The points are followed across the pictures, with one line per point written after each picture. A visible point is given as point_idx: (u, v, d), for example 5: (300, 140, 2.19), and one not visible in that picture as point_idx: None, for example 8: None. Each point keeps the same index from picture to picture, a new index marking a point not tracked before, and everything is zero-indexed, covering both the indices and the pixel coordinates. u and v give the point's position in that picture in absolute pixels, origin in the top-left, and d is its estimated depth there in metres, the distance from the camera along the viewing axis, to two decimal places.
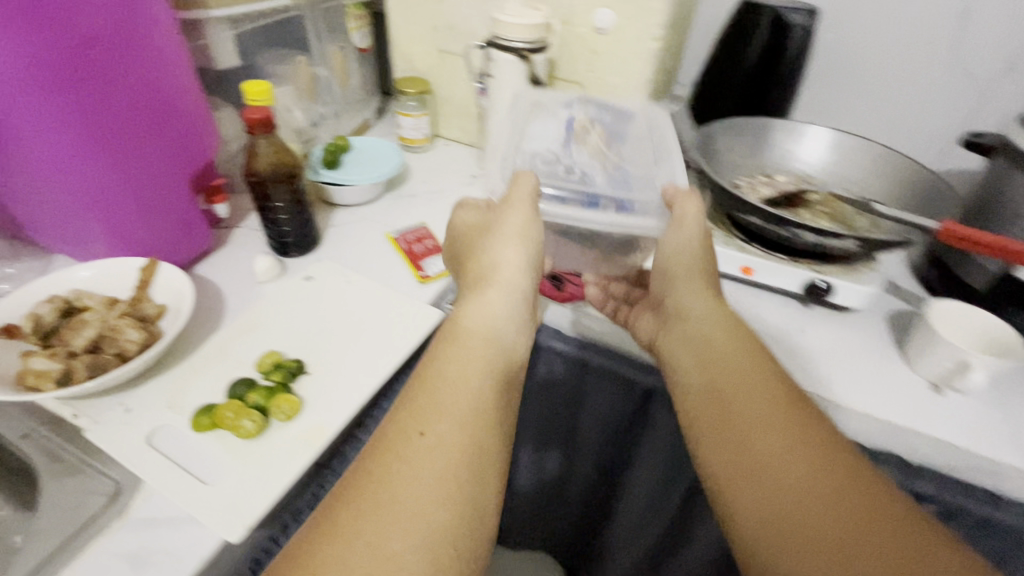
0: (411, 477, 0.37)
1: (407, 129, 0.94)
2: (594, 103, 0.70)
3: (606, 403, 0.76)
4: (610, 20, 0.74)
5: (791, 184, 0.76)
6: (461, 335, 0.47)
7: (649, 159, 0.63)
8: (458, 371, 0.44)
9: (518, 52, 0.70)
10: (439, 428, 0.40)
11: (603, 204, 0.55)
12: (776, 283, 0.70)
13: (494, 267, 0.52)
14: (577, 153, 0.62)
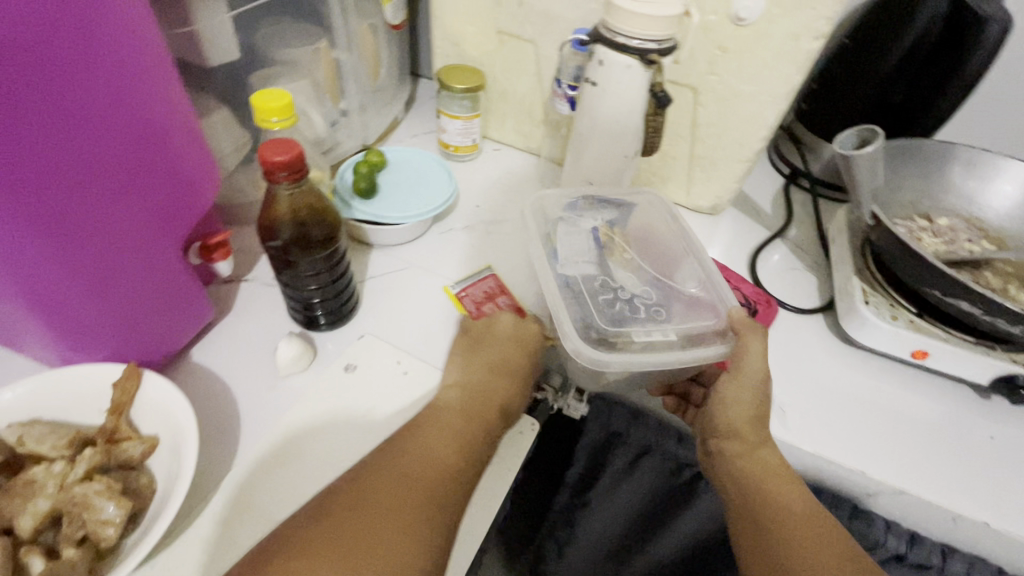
0: (360, 532, 0.36)
1: (452, 133, 0.73)
2: (601, 199, 0.56)
3: (652, 508, 0.66)
4: (756, 7, 0.54)
5: (958, 231, 0.60)
6: (454, 402, 0.45)
7: (683, 254, 0.53)
8: (437, 434, 0.42)
9: (641, 55, 0.50)
10: (395, 483, 0.39)
11: (667, 335, 0.47)
12: (957, 371, 0.54)
13: (509, 343, 0.49)
14: (619, 274, 0.51)
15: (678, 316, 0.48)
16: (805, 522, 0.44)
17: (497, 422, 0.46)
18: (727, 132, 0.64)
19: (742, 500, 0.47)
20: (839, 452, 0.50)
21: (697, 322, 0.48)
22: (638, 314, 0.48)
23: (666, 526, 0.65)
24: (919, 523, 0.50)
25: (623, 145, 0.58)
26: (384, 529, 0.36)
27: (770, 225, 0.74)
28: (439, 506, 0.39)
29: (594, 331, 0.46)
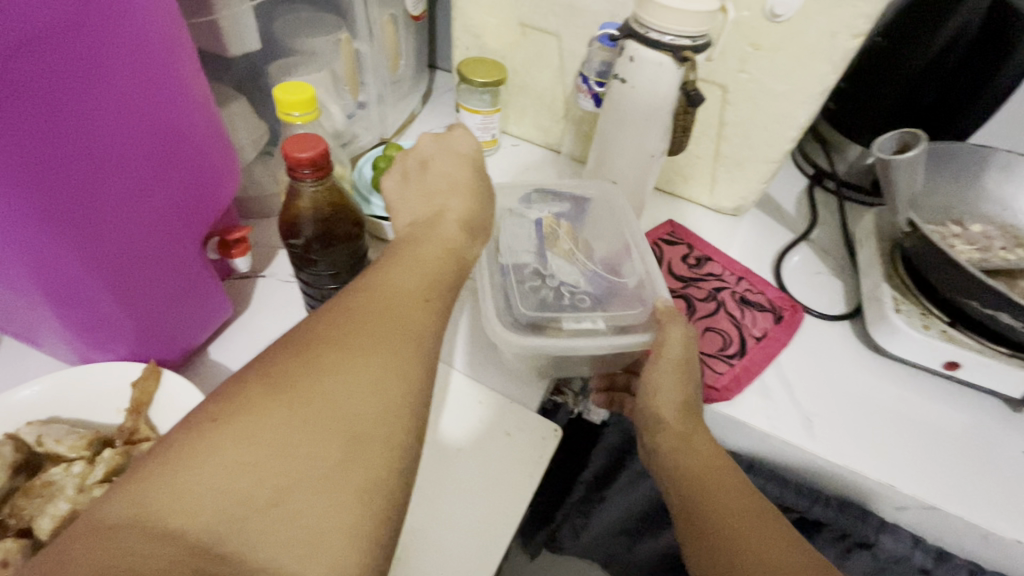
0: (339, 357, 0.30)
1: (471, 128, 0.72)
2: (553, 191, 0.58)
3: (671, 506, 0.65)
4: (792, 3, 0.52)
5: (992, 239, 0.59)
6: (416, 239, 0.39)
7: (621, 249, 0.54)
8: (406, 264, 0.36)
9: (675, 52, 0.48)
10: (360, 315, 0.32)
11: (596, 322, 0.48)
12: (989, 384, 0.53)
13: (454, 177, 0.44)
14: (557, 265, 0.51)
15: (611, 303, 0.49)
16: (730, 499, 0.42)
17: (464, 239, 0.41)
18: (756, 131, 0.62)
19: (675, 482, 0.45)
20: (867, 464, 0.49)
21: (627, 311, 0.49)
22: (566, 302, 0.49)
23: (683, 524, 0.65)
24: (948, 540, 0.49)
25: (650, 143, 0.56)
26: (367, 353, 0.30)
27: (794, 227, 0.72)
28: (424, 327, 0.33)
29: (516, 316, 0.47)
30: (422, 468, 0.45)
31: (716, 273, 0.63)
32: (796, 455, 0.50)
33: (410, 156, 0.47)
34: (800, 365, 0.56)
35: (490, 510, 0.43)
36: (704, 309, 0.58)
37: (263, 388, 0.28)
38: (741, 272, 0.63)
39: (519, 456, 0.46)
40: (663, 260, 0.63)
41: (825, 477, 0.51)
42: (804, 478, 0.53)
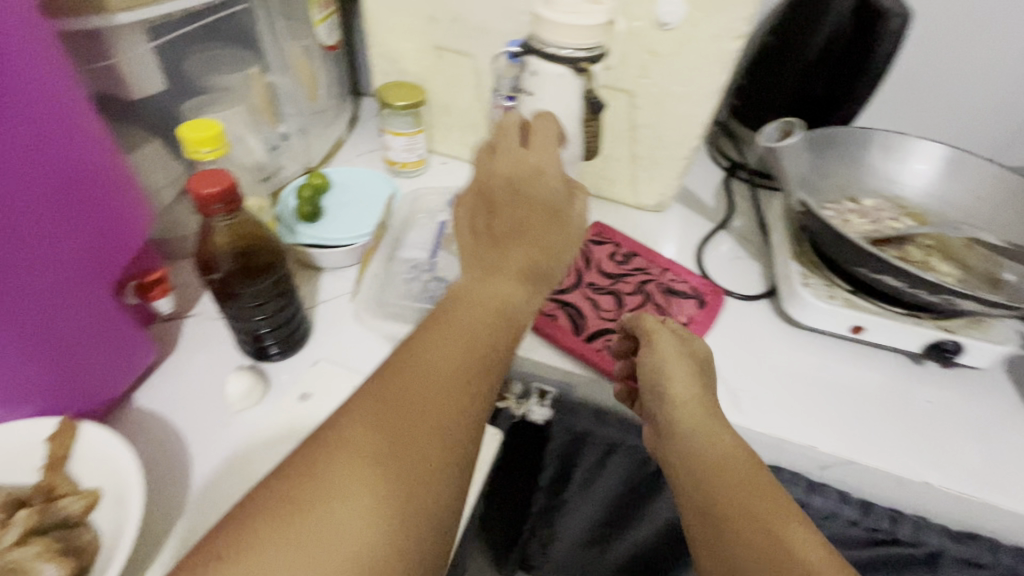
0: (373, 448, 0.33)
1: (397, 150, 0.73)
2: None
3: (624, 495, 0.67)
4: (678, 11, 0.56)
5: (882, 212, 0.64)
6: (472, 296, 0.41)
7: None
8: (449, 339, 0.38)
9: (573, 64, 0.51)
10: (399, 408, 0.34)
11: None
12: (893, 343, 0.57)
13: (530, 217, 0.43)
14: (444, 261, 0.53)
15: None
16: (756, 493, 0.38)
17: (517, 297, 0.42)
18: (665, 133, 0.66)
19: (683, 462, 0.43)
20: (791, 431, 0.52)
21: None
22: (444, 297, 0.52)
23: (637, 510, 0.68)
24: (871, 492, 0.52)
25: (564, 149, 0.59)
26: (396, 446, 0.33)
27: (713, 218, 0.77)
28: (464, 415, 0.36)
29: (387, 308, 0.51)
30: None
31: (642, 268, 0.66)
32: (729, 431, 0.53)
33: (491, 180, 0.45)
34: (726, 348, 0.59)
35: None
36: (633, 303, 0.61)
37: (307, 486, 0.31)
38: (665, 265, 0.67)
39: None
40: (592, 261, 0.66)
41: (758, 446, 0.53)
42: None
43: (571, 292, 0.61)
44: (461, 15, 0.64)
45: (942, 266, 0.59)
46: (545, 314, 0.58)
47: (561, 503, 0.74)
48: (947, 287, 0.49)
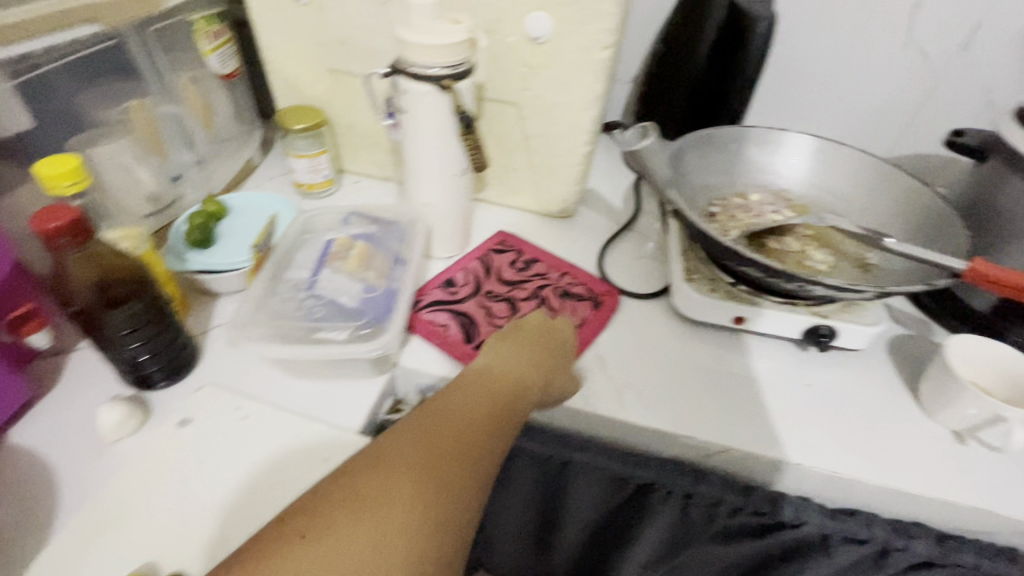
0: (418, 484, 0.38)
1: (301, 172, 0.74)
2: (370, 215, 0.64)
3: (532, 496, 0.67)
4: (546, 25, 0.58)
5: (766, 205, 0.66)
6: (501, 369, 0.50)
7: (402, 266, 0.58)
8: (479, 399, 0.46)
9: (436, 82, 0.53)
10: (421, 447, 0.40)
11: (339, 333, 0.51)
12: (773, 330, 0.60)
13: (547, 331, 0.56)
14: (326, 279, 0.55)
15: (358, 312, 0.52)
16: None
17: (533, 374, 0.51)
18: (555, 141, 0.68)
19: None
20: (672, 423, 0.54)
21: (374, 320, 0.52)
22: (325, 315, 0.53)
23: (548, 509, 0.69)
24: (752, 476, 0.54)
25: (449, 162, 0.60)
26: (438, 484, 0.39)
27: (618, 220, 0.79)
28: (479, 459, 0.42)
29: (264, 331, 0.51)
30: (236, 507, 0.45)
31: (540, 274, 0.68)
32: (616, 427, 0.55)
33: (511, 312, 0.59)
34: (616, 346, 0.61)
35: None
36: (526, 307, 0.63)
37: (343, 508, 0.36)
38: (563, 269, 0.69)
39: None
40: (493, 269, 0.68)
41: (644, 439, 0.54)
42: (631, 445, 0.56)
43: (466, 302, 0.63)
44: (348, 38, 0.65)
45: (816, 255, 0.61)
46: (436, 324, 0.60)
47: (485, 506, 0.75)
48: (817, 284, 0.52)
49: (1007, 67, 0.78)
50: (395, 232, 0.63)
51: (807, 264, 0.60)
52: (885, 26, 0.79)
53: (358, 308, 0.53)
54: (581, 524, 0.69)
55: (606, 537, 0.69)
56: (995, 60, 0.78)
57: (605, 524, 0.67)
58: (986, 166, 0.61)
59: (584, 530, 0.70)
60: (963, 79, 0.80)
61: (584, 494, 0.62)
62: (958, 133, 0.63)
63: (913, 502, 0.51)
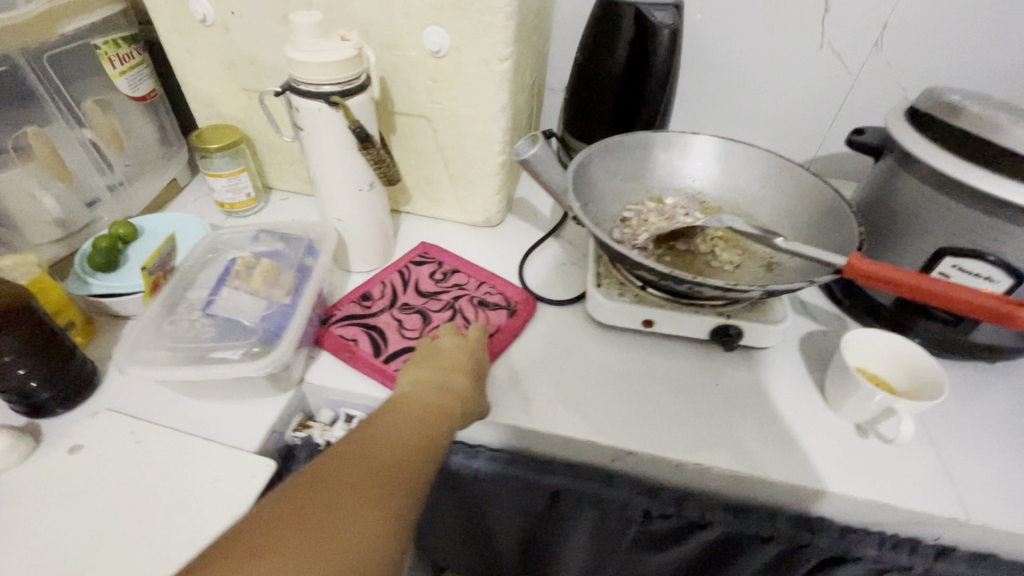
0: (342, 510, 0.37)
1: (222, 192, 0.74)
2: (280, 232, 0.64)
3: (457, 505, 0.67)
4: (443, 39, 0.59)
5: (678, 208, 0.67)
6: (421, 393, 0.50)
7: (304, 280, 0.58)
8: (399, 425, 0.46)
9: (325, 99, 0.53)
10: (363, 461, 0.41)
11: (232, 351, 0.51)
12: (681, 331, 0.60)
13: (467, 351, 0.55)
14: (225, 297, 0.54)
15: (256, 329, 0.52)
16: None
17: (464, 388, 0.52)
18: (469, 152, 0.69)
19: None
20: (578, 429, 0.54)
21: (267, 337, 0.52)
22: (220, 334, 0.52)
23: (475, 515, 0.69)
24: (657, 477, 0.54)
25: (353, 177, 0.60)
26: (366, 507, 0.37)
27: (545, 227, 0.79)
28: (418, 468, 0.43)
29: (155, 354, 0.50)
30: (120, 535, 0.44)
31: (458, 284, 0.68)
32: (523, 436, 0.55)
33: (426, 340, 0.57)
34: (528, 354, 0.61)
35: (183, 558, 0.43)
36: (438, 318, 0.63)
37: (286, 528, 0.35)
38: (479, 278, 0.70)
39: (226, 497, 0.46)
40: (410, 282, 0.68)
41: (551, 446, 0.55)
42: (541, 452, 0.56)
43: (379, 315, 0.63)
44: (256, 57, 0.66)
45: (723, 256, 0.62)
46: (347, 339, 0.60)
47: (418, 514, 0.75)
48: (707, 283, 0.52)
49: (919, 64, 0.80)
50: (304, 245, 0.63)
51: (713, 265, 0.61)
52: (799, 28, 0.81)
53: (255, 324, 0.52)
54: (509, 528, 0.69)
55: (534, 538, 0.69)
56: (908, 57, 0.80)
57: (530, 527, 0.67)
58: (884, 162, 0.62)
59: (514, 534, 0.70)
60: (879, 76, 0.82)
61: (505, 501, 0.62)
62: (858, 131, 0.65)
63: (812, 497, 0.51)
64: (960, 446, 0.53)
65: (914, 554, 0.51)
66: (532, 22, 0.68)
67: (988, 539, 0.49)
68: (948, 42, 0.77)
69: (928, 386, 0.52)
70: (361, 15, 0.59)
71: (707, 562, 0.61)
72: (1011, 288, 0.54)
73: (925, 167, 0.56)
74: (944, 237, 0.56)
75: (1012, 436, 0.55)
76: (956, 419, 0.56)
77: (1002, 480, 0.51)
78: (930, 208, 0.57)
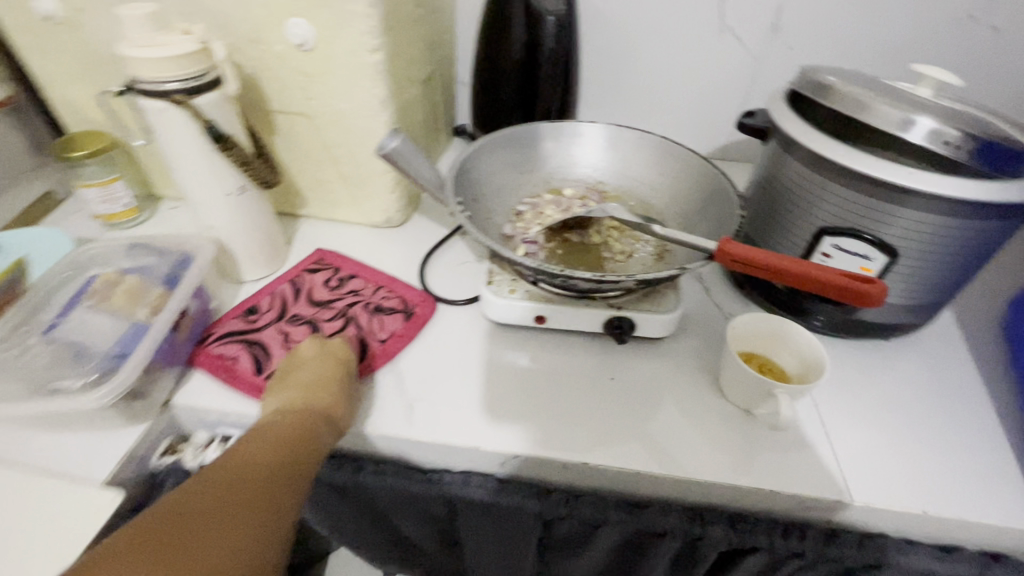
0: (203, 557, 0.35)
1: (96, 204, 0.68)
2: (150, 242, 0.58)
3: (363, 516, 0.64)
4: (306, 31, 0.55)
5: (576, 199, 0.65)
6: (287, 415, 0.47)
7: (166, 295, 0.53)
8: (262, 453, 0.43)
9: (168, 97, 0.49)
10: (229, 491, 0.39)
11: (70, 380, 0.46)
12: (576, 326, 0.58)
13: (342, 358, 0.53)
14: (75, 322, 0.50)
15: (101, 355, 0.48)
16: None
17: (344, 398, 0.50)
18: (355, 150, 0.65)
19: None
20: (462, 435, 0.51)
21: (112, 362, 0.47)
22: (61, 361, 0.48)
23: (385, 524, 0.66)
24: (547, 479, 0.52)
25: (219, 182, 0.56)
26: (233, 541, 0.37)
27: (450, 225, 0.77)
28: (282, 497, 0.42)
29: None
30: None
31: (355, 290, 0.65)
32: (407, 446, 0.52)
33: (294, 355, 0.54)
34: (418, 359, 0.58)
35: None
36: (329, 328, 0.60)
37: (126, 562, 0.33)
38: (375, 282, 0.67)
39: (61, 539, 0.42)
40: (302, 290, 0.65)
41: (437, 454, 0.52)
42: (429, 461, 0.53)
43: (264, 329, 0.60)
44: (113, 56, 0.61)
45: (616, 246, 0.60)
46: (225, 358, 0.56)
47: (332, 528, 0.72)
48: (577, 276, 0.52)
49: (816, 48, 0.80)
50: (177, 257, 0.57)
51: (606, 256, 0.59)
52: (698, 15, 0.81)
53: (102, 349, 0.48)
54: (422, 534, 0.67)
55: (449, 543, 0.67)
56: (806, 40, 0.80)
57: (441, 533, 0.64)
58: (771, 144, 0.62)
59: (428, 539, 0.68)
60: (780, 60, 0.83)
61: (404, 511, 0.60)
62: (746, 114, 0.64)
63: (700, 489, 0.49)
64: (849, 425, 0.53)
65: (804, 540, 0.50)
66: (413, 13, 0.65)
67: (875, 518, 0.48)
68: (843, 25, 0.78)
69: (813, 362, 0.52)
70: (216, 8, 0.55)
71: (619, 557, 0.60)
72: (888, 266, 0.55)
73: (805, 147, 0.55)
74: (825, 218, 0.56)
75: (898, 414, 0.55)
76: (846, 399, 0.56)
77: (887, 457, 0.51)
78: (811, 189, 0.57)
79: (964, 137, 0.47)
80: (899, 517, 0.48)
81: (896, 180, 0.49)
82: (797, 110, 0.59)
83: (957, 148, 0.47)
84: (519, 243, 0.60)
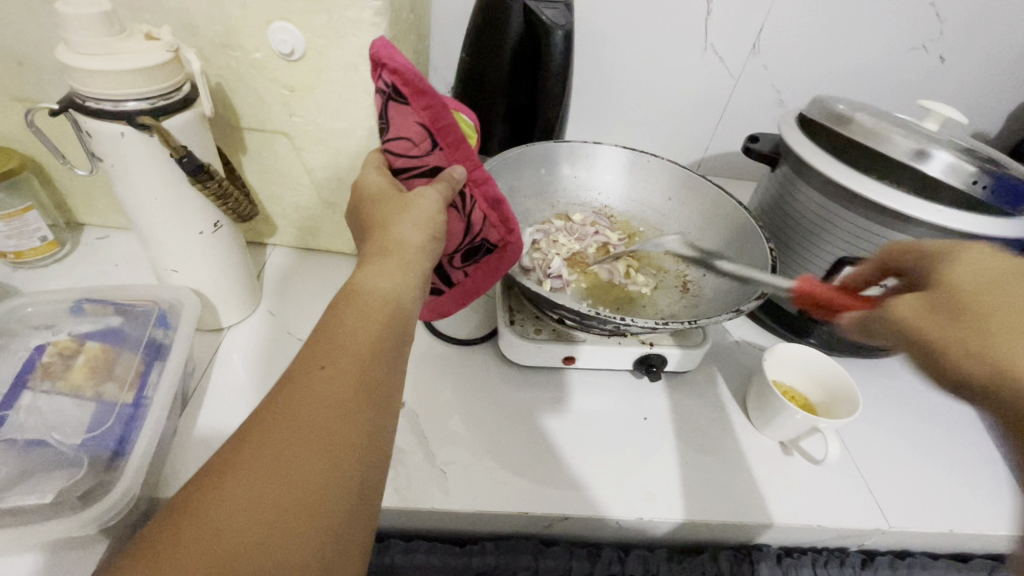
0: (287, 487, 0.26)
1: (1, 239, 0.54)
2: (113, 299, 0.49)
3: None
4: (294, 37, 0.46)
5: (588, 226, 0.61)
6: (340, 316, 0.33)
7: (150, 373, 0.45)
8: (329, 370, 0.30)
9: (130, 120, 0.39)
10: (315, 405, 0.28)
11: (33, 494, 0.37)
12: (604, 365, 0.56)
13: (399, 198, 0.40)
14: (25, 409, 0.41)
15: (74, 457, 0.39)
16: None
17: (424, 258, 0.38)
18: (343, 173, 0.56)
19: None
20: (503, 500, 0.46)
21: (92, 466, 0.39)
22: (16, 469, 0.38)
23: None
24: (594, 537, 0.49)
25: (185, 218, 0.46)
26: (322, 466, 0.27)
27: None
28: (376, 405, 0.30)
29: None
30: None
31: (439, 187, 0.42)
32: (441, 517, 0.46)
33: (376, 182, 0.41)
34: (440, 412, 0.52)
35: None
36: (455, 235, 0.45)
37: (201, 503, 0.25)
38: (380, 58, 0.39)
39: None
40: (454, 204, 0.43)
41: (474, 522, 0.47)
42: (463, 529, 0.48)
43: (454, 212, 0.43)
44: (24, 56, 0.47)
45: (639, 277, 0.58)
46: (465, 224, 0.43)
47: None
48: (635, 322, 0.47)
49: (790, 70, 0.83)
50: (152, 315, 0.49)
51: (631, 289, 0.57)
52: (683, 31, 0.80)
53: (75, 449, 0.39)
54: None
55: None
56: (782, 63, 0.82)
57: None
58: (780, 171, 0.62)
59: None
60: (757, 79, 0.84)
61: None
62: (752, 138, 0.64)
63: (757, 533, 0.48)
64: (869, 447, 0.55)
65: (843, 567, 0.53)
66: (406, 18, 0.57)
67: (904, 540, 0.50)
68: (817, 46, 0.80)
69: (844, 393, 0.53)
70: (175, 5, 0.44)
71: None
72: None
73: (821, 176, 0.56)
74: (839, 248, 0.57)
75: (908, 432, 0.57)
76: (860, 422, 0.57)
77: (909, 478, 0.53)
78: (823, 217, 0.57)
79: (981, 172, 0.49)
80: (927, 538, 0.50)
81: (922, 217, 0.50)
82: (808, 136, 0.59)
83: (975, 184, 0.49)
84: (542, 278, 0.55)
